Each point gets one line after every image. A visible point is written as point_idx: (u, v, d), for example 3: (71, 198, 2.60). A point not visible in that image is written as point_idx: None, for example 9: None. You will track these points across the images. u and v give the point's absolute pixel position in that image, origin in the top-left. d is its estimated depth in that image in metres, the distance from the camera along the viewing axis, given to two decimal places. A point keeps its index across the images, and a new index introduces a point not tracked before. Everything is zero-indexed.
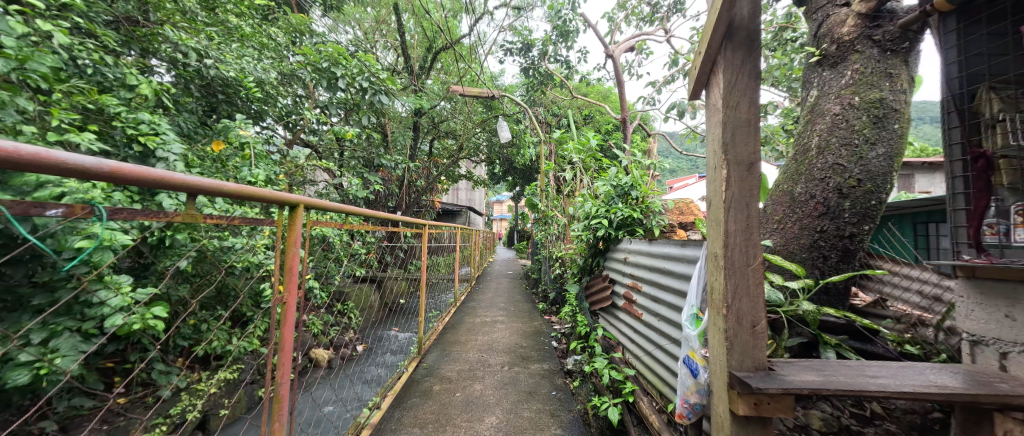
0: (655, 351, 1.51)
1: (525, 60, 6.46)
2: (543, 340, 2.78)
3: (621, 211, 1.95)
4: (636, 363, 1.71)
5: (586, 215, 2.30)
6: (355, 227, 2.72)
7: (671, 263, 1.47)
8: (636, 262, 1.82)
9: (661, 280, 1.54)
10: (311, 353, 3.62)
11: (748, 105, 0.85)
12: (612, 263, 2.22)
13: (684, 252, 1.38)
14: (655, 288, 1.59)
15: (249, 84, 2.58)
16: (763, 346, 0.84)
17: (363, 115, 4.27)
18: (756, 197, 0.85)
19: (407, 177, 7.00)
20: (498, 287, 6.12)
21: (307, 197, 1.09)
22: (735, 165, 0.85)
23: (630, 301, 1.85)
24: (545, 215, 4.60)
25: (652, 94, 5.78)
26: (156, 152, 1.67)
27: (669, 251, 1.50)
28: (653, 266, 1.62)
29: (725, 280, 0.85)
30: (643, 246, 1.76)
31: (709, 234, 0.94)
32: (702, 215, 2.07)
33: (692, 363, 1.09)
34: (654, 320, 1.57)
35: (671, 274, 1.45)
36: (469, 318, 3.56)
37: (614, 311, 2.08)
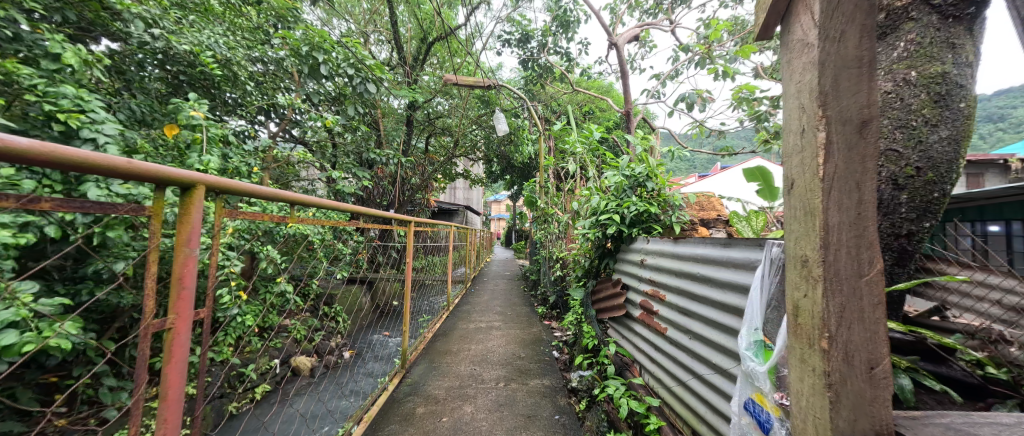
0: (690, 381, 1.27)
1: (524, 52, 6.17)
2: (544, 351, 2.51)
3: (636, 206, 1.68)
4: (661, 391, 1.48)
5: (593, 212, 2.03)
6: (334, 224, 2.45)
7: (705, 269, 1.24)
8: (654, 265, 1.58)
9: (691, 289, 1.32)
10: (293, 361, 3.35)
11: (858, 38, 0.68)
12: (623, 265, 1.96)
13: (723, 257, 1.16)
14: (683, 298, 1.37)
15: (207, 60, 2.43)
16: (887, 399, 0.66)
17: (351, 106, 4.00)
18: (870, 171, 0.67)
19: (401, 174, 6.73)
20: (495, 288, 5.87)
21: (209, 175, 0.82)
22: (841, 126, 0.67)
23: (648, 311, 1.62)
24: (545, 213, 4.33)
25: (656, 88, 5.52)
26: (81, 132, 1.39)
27: (701, 255, 1.27)
28: (679, 272, 1.39)
29: (827, 299, 0.68)
30: (664, 245, 1.52)
31: (795, 230, 0.77)
32: (726, 211, 1.80)
33: (759, 410, 0.91)
34: (685, 339, 1.33)
35: (706, 284, 1.24)
36: (462, 324, 3.29)
37: (629, 323, 1.84)
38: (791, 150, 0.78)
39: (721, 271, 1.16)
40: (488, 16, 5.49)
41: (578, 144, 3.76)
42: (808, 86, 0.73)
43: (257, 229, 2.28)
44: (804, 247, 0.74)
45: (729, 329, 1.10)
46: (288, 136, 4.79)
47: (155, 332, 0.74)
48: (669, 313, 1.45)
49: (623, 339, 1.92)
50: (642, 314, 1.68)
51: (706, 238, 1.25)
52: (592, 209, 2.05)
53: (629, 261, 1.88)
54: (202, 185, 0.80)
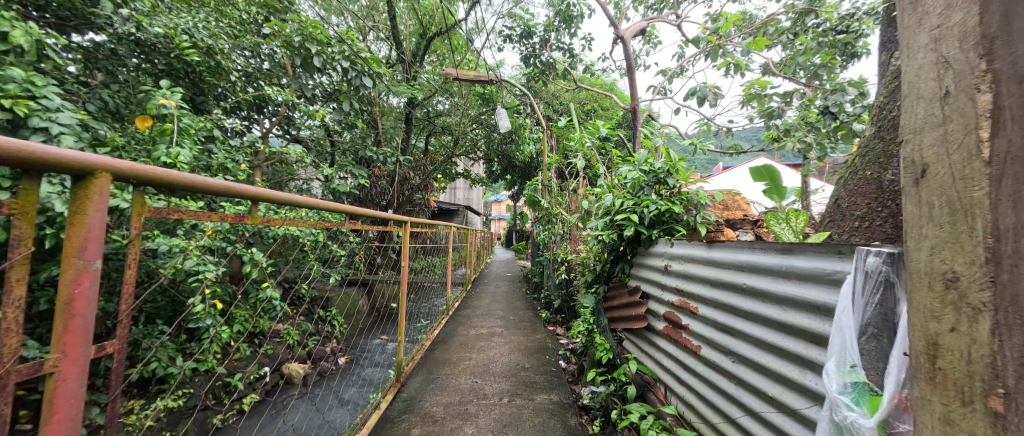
0: (744, 418, 1.15)
1: (525, 48, 6.01)
2: (549, 360, 2.35)
3: (656, 204, 1.53)
4: (699, 424, 1.33)
5: (605, 210, 1.88)
6: (327, 225, 2.31)
7: (756, 280, 1.15)
8: (685, 272, 1.48)
9: (736, 302, 1.22)
10: (284, 368, 3.19)
11: None
12: (641, 270, 1.82)
13: (779, 268, 1.08)
14: (725, 311, 1.27)
15: (182, 45, 2.43)
16: None
17: (347, 101, 3.84)
18: None
19: (399, 173, 6.56)
20: (496, 291, 5.70)
21: (117, 160, 0.64)
22: (1018, 79, 0.58)
23: (677, 323, 1.51)
24: (548, 213, 4.17)
25: (663, 85, 5.36)
26: (30, 121, 1.24)
27: (749, 264, 1.18)
28: (720, 281, 1.29)
29: (999, 339, 0.58)
30: (695, 250, 1.42)
31: (932, 233, 0.66)
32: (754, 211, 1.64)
33: None
34: (734, 366, 1.20)
35: (757, 297, 1.15)
36: (463, 329, 3.13)
37: (649, 335, 1.71)
38: (924, 125, 0.69)
39: (778, 283, 1.08)
40: (489, 10, 5.33)
41: (584, 141, 3.59)
42: (965, 35, 0.64)
43: (243, 230, 2.13)
44: (951, 259, 0.63)
45: (802, 361, 0.99)
46: (282, 134, 4.64)
47: (28, 379, 0.58)
48: (705, 327, 1.35)
49: (641, 352, 1.79)
50: (669, 327, 1.57)
51: (754, 246, 1.17)
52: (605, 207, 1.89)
53: (647, 266, 1.77)
54: (104, 172, 0.63)
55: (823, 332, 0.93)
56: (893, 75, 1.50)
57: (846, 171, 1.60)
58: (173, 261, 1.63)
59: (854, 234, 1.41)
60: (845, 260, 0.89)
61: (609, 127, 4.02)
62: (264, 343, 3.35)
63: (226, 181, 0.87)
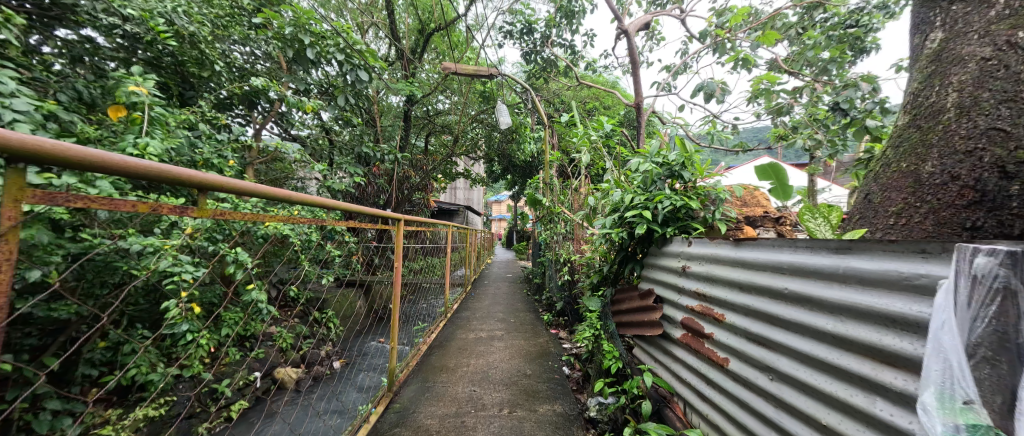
0: None
1: (526, 44, 5.88)
2: (552, 367, 2.23)
3: (670, 199, 1.41)
4: None
5: (614, 206, 1.76)
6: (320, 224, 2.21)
7: (801, 285, 1.04)
8: (709, 274, 1.37)
9: (775, 310, 1.10)
10: (276, 373, 3.06)
11: None
12: (655, 271, 1.69)
13: (832, 272, 0.96)
14: (762, 321, 1.14)
15: (157, 28, 2.33)
16: None
17: (342, 96, 3.73)
18: None
19: (398, 171, 6.45)
20: (496, 292, 5.57)
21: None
22: None
23: (698, 332, 1.39)
24: (550, 212, 4.05)
25: (667, 81, 5.24)
26: None
27: (792, 267, 1.07)
28: (754, 286, 1.18)
29: None
30: (723, 250, 1.30)
31: None
32: (775, 208, 1.52)
33: None
34: (779, 387, 1.06)
35: (803, 305, 1.03)
36: (462, 333, 3.01)
37: (664, 344, 1.59)
38: None
39: (834, 290, 0.95)
40: (489, 5, 5.22)
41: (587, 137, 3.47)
42: None
43: (231, 229, 2.02)
44: None
45: (876, 386, 0.84)
46: (277, 131, 4.54)
47: None
48: (736, 339, 1.23)
49: (654, 362, 1.67)
50: (688, 336, 1.45)
51: (803, 245, 1.04)
52: (613, 204, 1.77)
53: (660, 268, 1.66)
54: None
55: (900, 351, 0.80)
56: (928, 59, 1.38)
57: (876, 164, 1.48)
58: (146, 261, 1.51)
59: (887, 232, 1.30)
60: (928, 264, 0.77)
61: (612, 124, 3.92)
62: (255, 347, 3.24)
63: (155, 162, 0.77)
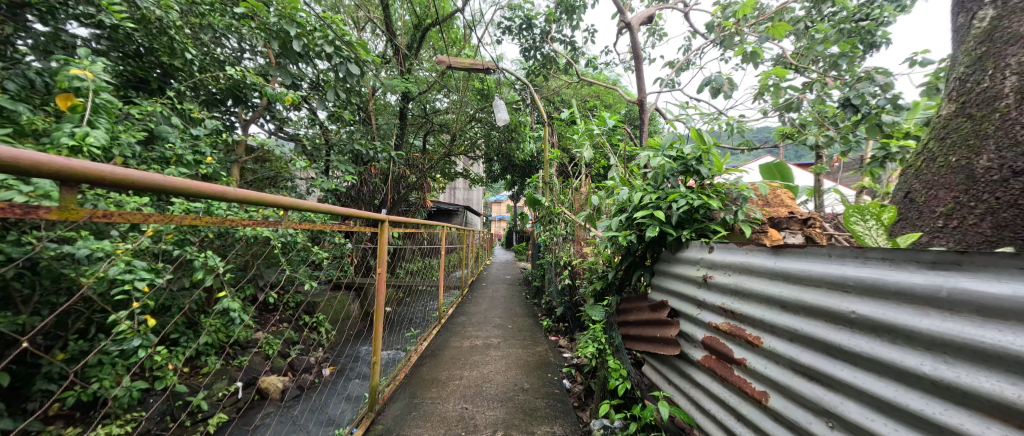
0: None
1: (526, 40, 5.67)
2: (552, 379, 2.09)
3: (686, 198, 1.25)
4: None
5: (619, 206, 1.60)
6: (302, 225, 2.05)
7: (874, 309, 0.84)
8: (744, 289, 1.18)
9: (837, 339, 0.91)
10: (260, 382, 2.91)
11: None
12: (674, 282, 1.51)
13: (929, 296, 0.76)
14: (817, 350, 0.96)
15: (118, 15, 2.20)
16: None
17: (332, 91, 3.58)
18: None
19: (394, 171, 6.30)
20: (495, 294, 5.42)
21: None
22: None
23: (727, 356, 1.21)
24: (550, 212, 3.90)
25: (670, 78, 5.09)
26: None
27: (860, 286, 0.87)
28: (806, 307, 0.99)
29: None
30: (768, 262, 1.11)
31: None
32: (802, 209, 1.35)
33: None
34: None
35: (878, 336, 0.84)
36: (456, 339, 2.88)
37: (680, 365, 1.42)
38: None
39: (935, 322, 0.75)
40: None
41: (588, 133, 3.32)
42: None
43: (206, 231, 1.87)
44: None
45: None
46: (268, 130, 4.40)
47: None
48: (781, 370, 1.04)
49: (667, 384, 1.50)
50: (713, 359, 1.27)
51: (885, 259, 0.83)
52: (619, 203, 1.62)
53: (680, 278, 1.47)
54: None
55: None
56: (975, 40, 1.22)
57: (916, 158, 1.32)
58: (95, 269, 1.36)
59: (935, 236, 1.14)
60: None
61: (614, 121, 3.77)
62: (240, 354, 3.09)
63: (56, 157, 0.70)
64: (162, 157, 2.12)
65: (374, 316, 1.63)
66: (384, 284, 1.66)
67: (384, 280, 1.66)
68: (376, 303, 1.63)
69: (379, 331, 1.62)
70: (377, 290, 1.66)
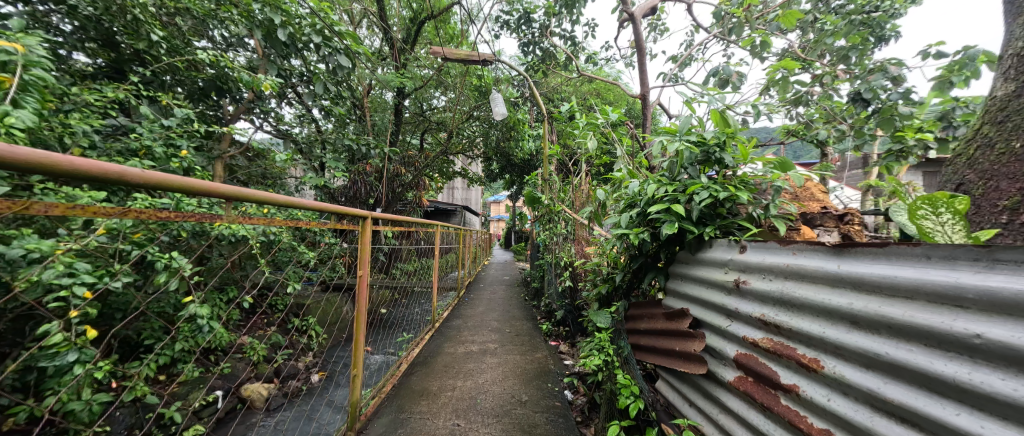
0: None
1: (524, 35, 5.49)
2: (552, 390, 1.94)
3: (709, 190, 1.10)
4: None
5: (629, 199, 1.45)
6: (286, 224, 1.87)
7: (1010, 333, 0.64)
8: (800, 300, 0.99)
9: (947, 370, 0.71)
10: (242, 390, 2.74)
11: None
12: (700, 289, 1.33)
13: None
14: (912, 382, 0.76)
15: None
16: None
17: (321, 84, 3.41)
18: None
19: (390, 169, 6.14)
20: (493, 296, 5.26)
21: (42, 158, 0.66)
22: None
23: (773, 382, 1.02)
24: (550, 210, 3.75)
25: (673, 72, 4.94)
26: None
27: (985, 301, 0.67)
28: (895, 325, 0.79)
29: None
30: (835, 266, 0.92)
31: None
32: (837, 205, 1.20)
33: None
34: None
35: (1011, 369, 0.63)
36: (451, 344, 2.73)
37: (704, 385, 1.26)
38: None
39: None
40: None
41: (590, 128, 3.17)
42: None
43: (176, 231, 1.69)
44: None
45: None
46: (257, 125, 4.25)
47: None
48: (854, 405, 0.85)
49: (686, 406, 1.33)
50: (753, 384, 1.09)
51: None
52: (628, 197, 1.47)
53: (710, 285, 1.30)
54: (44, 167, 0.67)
55: None
56: None
57: (968, 146, 1.17)
58: (31, 272, 1.20)
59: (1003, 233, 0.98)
60: None
61: (616, 114, 3.62)
62: (222, 360, 2.93)
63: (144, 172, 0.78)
64: (129, 150, 1.98)
65: (354, 321, 1.47)
66: (365, 287, 1.50)
67: (366, 282, 1.50)
68: (356, 307, 1.47)
69: (359, 339, 1.46)
70: (358, 293, 1.49)
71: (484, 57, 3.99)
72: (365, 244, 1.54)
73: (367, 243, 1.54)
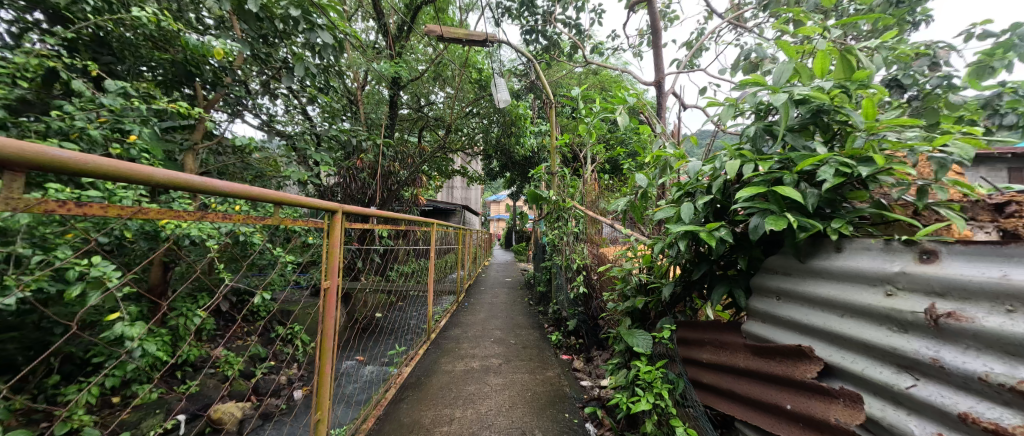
0: None
1: (525, 22, 5.01)
2: (571, 422, 1.62)
3: (829, 168, 0.85)
4: None
5: (683, 187, 1.16)
6: (267, 222, 1.53)
7: None
8: None
9: None
10: (212, 412, 2.40)
11: None
12: (865, 325, 0.91)
13: None
14: None
15: None
16: None
17: (302, 65, 3.07)
18: None
19: (384, 165, 5.80)
20: (494, 300, 4.93)
21: None
22: None
23: None
24: (557, 207, 3.44)
25: (687, 60, 4.58)
26: None
27: None
28: None
29: None
30: None
31: None
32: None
33: None
34: None
35: None
36: (448, 359, 2.41)
37: None
38: None
39: None
40: None
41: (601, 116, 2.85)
42: None
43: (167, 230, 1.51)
44: None
45: None
46: None
47: None
48: None
49: None
50: None
51: None
52: (681, 185, 1.17)
53: (879, 321, 0.88)
54: None
55: None
56: None
57: None
58: None
59: None
60: None
61: (630, 102, 3.29)
62: (191, 376, 2.62)
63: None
64: (59, 133, 1.70)
65: (320, 344, 1.15)
66: (336, 299, 1.17)
67: (335, 293, 1.17)
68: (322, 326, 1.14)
69: (326, 366, 1.15)
70: (326, 307, 1.16)
71: (484, 37, 3.63)
72: (336, 245, 1.19)
73: (338, 243, 1.19)
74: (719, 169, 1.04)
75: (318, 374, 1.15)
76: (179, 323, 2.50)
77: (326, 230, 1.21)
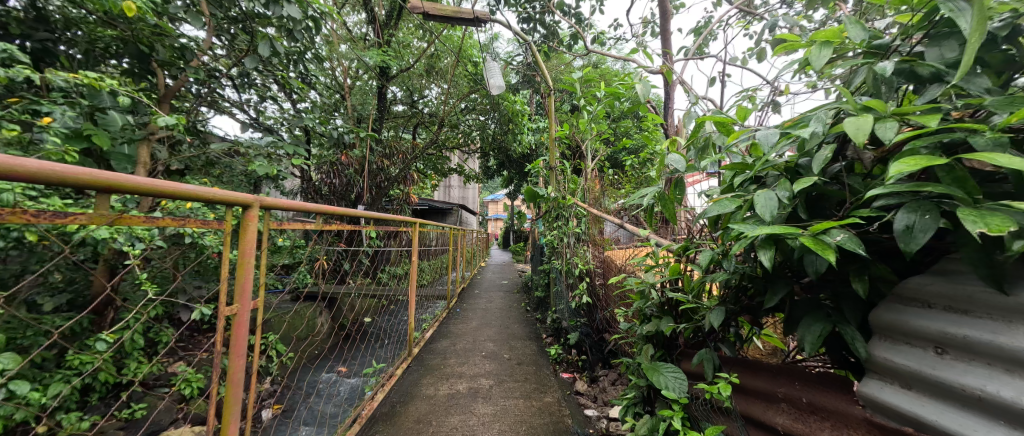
0: None
1: (521, 7, 4.61)
2: None
3: None
4: None
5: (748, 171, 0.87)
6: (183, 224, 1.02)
7: None
8: None
9: None
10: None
11: None
12: None
13: None
14: None
15: None
16: None
17: (266, 43, 2.73)
18: None
19: (372, 161, 5.47)
20: (488, 305, 4.62)
21: None
22: None
23: None
24: (556, 206, 3.13)
25: (695, 48, 4.25)
26: None
27: None
28: None
29: None
30: None
31: None
32: None
33: None
34: None
35: None
36: (432, 379, 2.10)
37: None
38: None
39: None
40: None
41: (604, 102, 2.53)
42: None
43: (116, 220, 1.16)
44: None
45: None
46: None
47: None
48: None
49: None
50: None
51: None
52: (744, 168, 0.88)
53: None
54: None
55: None
56: None
57: None
58: None
59: None
60: None
61: (635, 88, 2.96)
62: (138, 398, 2.30)
63: None
64: None
65: (224, 380, 0.97)
66: (247, 323, 0.98)
67: (244, 318, 0.97)
68: (228, 361, 0.95)
69: (232, 410, 0.97)
70: (232, 337, 0.95)
71: (474, 15, 3.29)
72: (247, 256, 0.97)
73: (249, 254, 0.98)
74: (819, 136, 0.75)
75: (221, 418, 0.96)
76: (123, 337, 2.19)
77: (235, 229, 0.99)
